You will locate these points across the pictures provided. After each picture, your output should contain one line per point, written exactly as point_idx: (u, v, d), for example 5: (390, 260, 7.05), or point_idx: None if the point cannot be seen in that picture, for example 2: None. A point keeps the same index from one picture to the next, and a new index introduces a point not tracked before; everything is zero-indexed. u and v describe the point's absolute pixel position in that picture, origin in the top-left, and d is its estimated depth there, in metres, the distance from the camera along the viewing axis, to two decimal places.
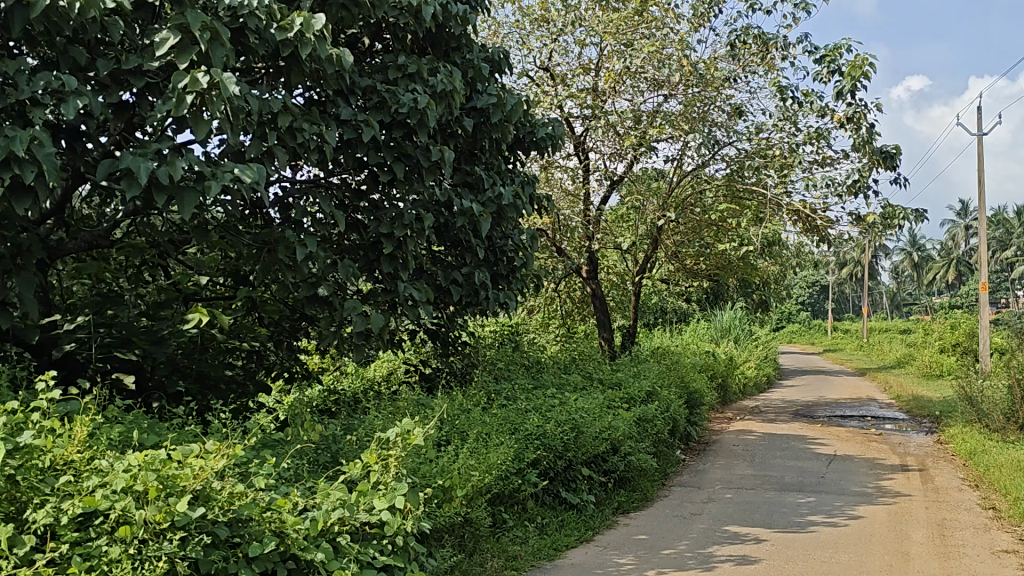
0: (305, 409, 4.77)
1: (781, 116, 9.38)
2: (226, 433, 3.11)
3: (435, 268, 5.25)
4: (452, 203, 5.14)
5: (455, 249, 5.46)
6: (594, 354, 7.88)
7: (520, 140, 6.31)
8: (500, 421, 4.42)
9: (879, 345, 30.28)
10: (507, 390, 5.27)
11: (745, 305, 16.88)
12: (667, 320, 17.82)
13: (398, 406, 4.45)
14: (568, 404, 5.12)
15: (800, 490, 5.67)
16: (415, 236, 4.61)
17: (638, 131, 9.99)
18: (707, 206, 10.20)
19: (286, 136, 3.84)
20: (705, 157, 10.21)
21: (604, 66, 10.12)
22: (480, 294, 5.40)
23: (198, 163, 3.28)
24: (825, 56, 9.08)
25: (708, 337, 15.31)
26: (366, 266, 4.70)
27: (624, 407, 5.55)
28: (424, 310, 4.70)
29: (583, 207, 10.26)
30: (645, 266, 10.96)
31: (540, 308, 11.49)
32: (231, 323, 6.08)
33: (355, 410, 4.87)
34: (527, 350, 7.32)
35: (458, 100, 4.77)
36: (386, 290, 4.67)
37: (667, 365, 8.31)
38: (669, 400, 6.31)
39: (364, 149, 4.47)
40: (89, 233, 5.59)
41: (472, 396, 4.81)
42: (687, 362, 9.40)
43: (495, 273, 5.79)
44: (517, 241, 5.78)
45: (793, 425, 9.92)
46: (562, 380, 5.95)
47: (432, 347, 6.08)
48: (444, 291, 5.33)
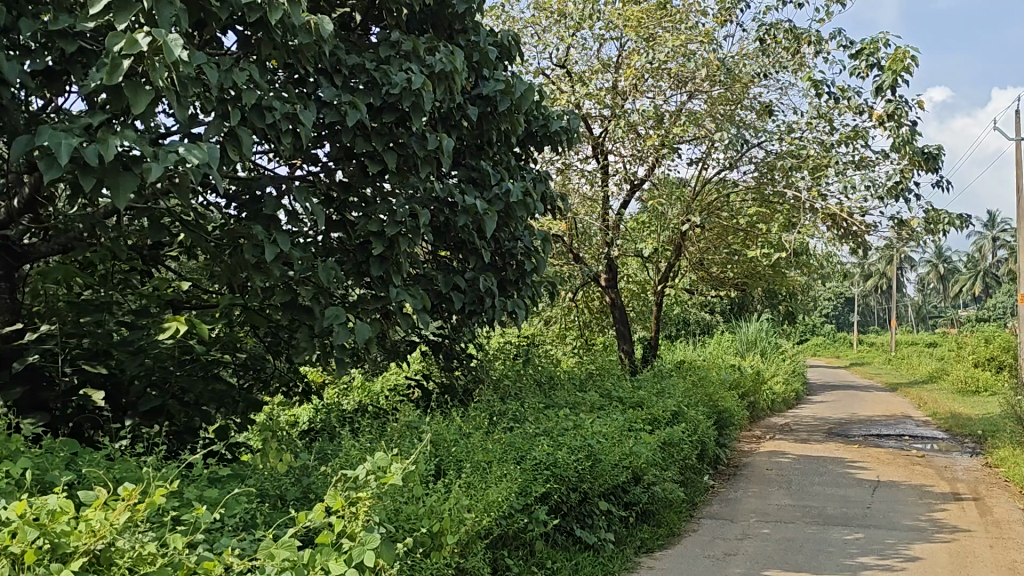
0: (283, 433, 4.22)
1: (814, 114, 8.78)
2: (161, 471, 2.54)
3: (435, 272, 4.70)
4: (454, 200, 4.58)
5: (459, 250, 4.90)
6: (614, 369, 7.30)
7: (532, 134, 5.75)
8: (505, 448, 3.84)
9: (906, 358, 29.51)
10: (516, 411, 4.67)
11: (771, 316, 16.24)
12: (690, 332, 17.19)
13: (386, 430, 3.88)
14: (584, 427, 4.52)
15: (845, 525, 5.06)
16: (409, 234, 4.04)
17: (661, 131, 9.42)
18: (735, 210, 9.61)
19: (254, 115, 3.28)
20: (732, 159, 9.62)
21: (625, 63, 9.56)
22: (487, 302, 4.83)
23: (136, 143, 2.73)
24: (862, 50, 8.47)
25: (733, 349, 14.70)
26: (355, 268, 4.13)
27: (647, 429, 4.94)
28: (420, 319, 4.14)
29: (602, 212, 9.85)
30: (668, 275, 10.38)
31: (557, 319, 10.91)
32: (215, 334, 5.53)
33: (342, 433, 4.31)
34: (541, 364, 6.75)
35: (460, 82, 4.20)
36: (376, 297, 4.11)
37: (693, 380, 7.71)
38: (697, 421, 5.71)
39: (351, 135, 3.91)
40: (65, 238, 5.13)
41: (475, 419, 4.22)
42: (715, 378, 8.80)
43: (502, 279, 5.23)
44: (529, 243, 5.21)
45: (828, 445, 9.29)
46: (578, 398, 5.36)
47: (435, 360, 5.51)
48: (446, 298, 4.77)
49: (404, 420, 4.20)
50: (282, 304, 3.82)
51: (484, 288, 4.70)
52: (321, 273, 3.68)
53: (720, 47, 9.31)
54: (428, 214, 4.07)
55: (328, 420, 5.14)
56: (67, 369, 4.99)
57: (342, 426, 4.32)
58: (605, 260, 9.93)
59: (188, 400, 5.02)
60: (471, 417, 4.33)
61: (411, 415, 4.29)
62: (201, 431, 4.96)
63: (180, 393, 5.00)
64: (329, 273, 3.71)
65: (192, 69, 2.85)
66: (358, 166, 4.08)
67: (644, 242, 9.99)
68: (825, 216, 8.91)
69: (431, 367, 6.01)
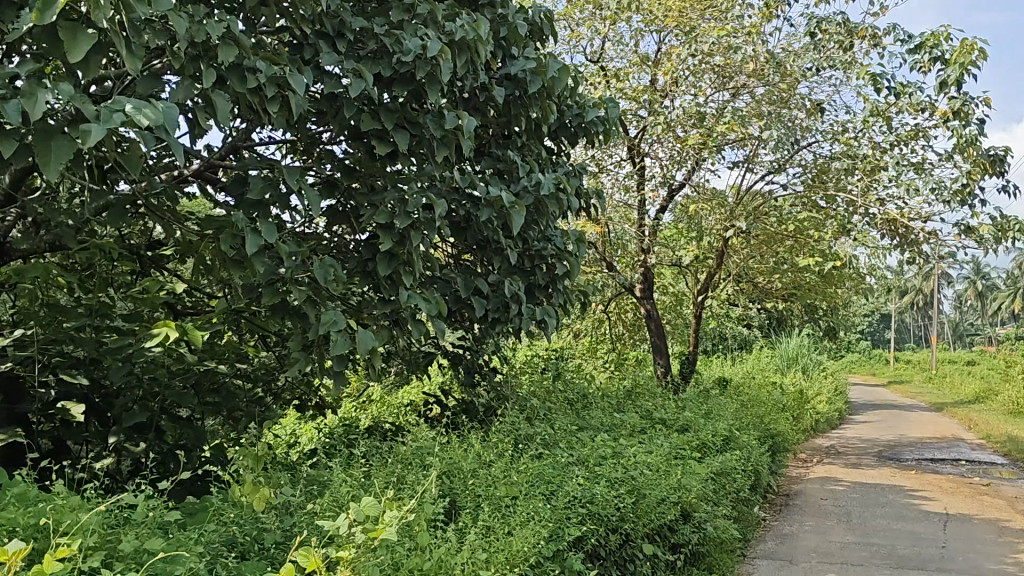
0: (275, 458, 3.66)
1: (870, 113, 8.13)
2: (89, 519, 1.99)
3: (453, 274, 4.12)
4: (475, 191, 4.01)
5: (482, 250, 4.34)
6: (653, 385, 6.69)
7: (567, 123, 5.18)
8: (532, 481, 3.25)
9: (949, 378, 28.53)
10: (546, 435, 4.08)
11: (813, 331, 15.51)
12: (727, 347, 16.51)
13: (392, 460, 3.31)
14: (625, 454, 3.92)
15: (922, 569, 4.41)
16: (423, 227, 3.47)
17: (703, 131, 8.81)
18: (783, 215, 8.97)
19: (234, 77, 2.72)
20: (779, 160, 9.04)
21: (664, 58, 8.96)
22: (512, 310, 4.26)
23: (76, 98, 2.18)
24: (924, 42, 7.83)
25: (773, 366, 14.01)
26: (360, 267, 3.58)
27: (696, 457, 4.33)
28: (435, 327, 3.57)
29: (638, 218, 9.25)
30: (708, 285, 9.74)
31: (588, 331, 10.30)
32: (211, 343, 4.98)
33: (344, 457, 3.74)
34: (573, 380, 6.15)
35: (483, 53, 3.62)
36: (384, 300, 3.54)
37: (740, 399, 7.09)
38: (749, 445, 5.08)
39: (356, 111, 3.35)
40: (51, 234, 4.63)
41: (497, 447, 3.63)
42: (762, 396, 8.15)
43: (531, 284, 4.64)
44: (561, 244, 4.63)
45: (883, 471, 8.59)
46: (616, 419, 4.76)
47: (455, 375, 4.93)
48: (466, 305, 4.20)
49: (419, 445, 3.63)
50: (272, 305, 3.25)
51: (511, 292, 4.13)
52: (318, 275, 3.13)
53: (767, 42, 8.69)
54: (445, 205, 3.52)
55: (335, 441, 4.57)
56: (45, 379, 4.46)
57: (346, 450, 3.75)
58: (641, 269, 9.33)
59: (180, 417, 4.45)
60: (493, 444, 3.74)
61: (427, 440, 3.71)
62: (191, 452, 4.40)
63: (171, 407, 4.44)
64: (328, 276, 3.16)
65: (148, 11, 2.30)
66: (365, 149, 3.53)
67: (682, 250, 9.38)
68: (881, 222, 8.25)
69: (452, 381, 5.44)
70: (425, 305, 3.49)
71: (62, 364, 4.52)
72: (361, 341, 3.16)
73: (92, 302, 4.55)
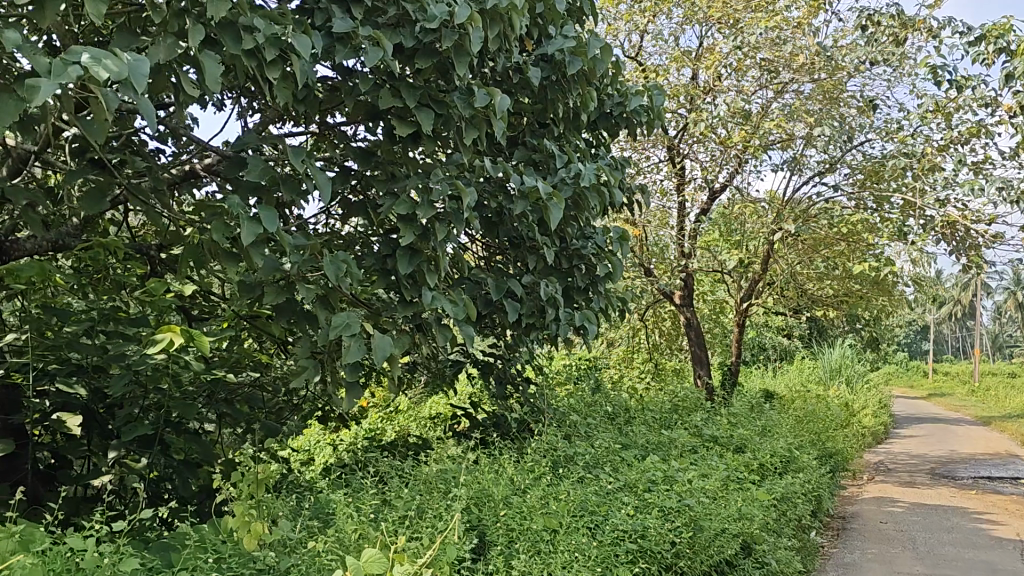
0: (284, 481, 3.27)
1: (929, 108, 7.62)
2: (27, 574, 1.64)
3: (484, 275, 3.71)
4: (509, 182, 3.59)
5: (515, 249, 3.93)
6: (698, 398, 6.23)
7: (608, 113, 4.74)
8: (572, 513, 2.90)
9: (995, 391, 27.63)
10: (587, 456, 3.69)
11: (856, 341, 14.92)
12: (766, 358, 15.95)
13: (415, 488, 2.96)
14: (676, 479, 3.53)
15: None
16: (449, 220, 3.06)
17: (748, 129, 8.33)
18: (833, 218, 8.48)
19: (226, 35, 2.31)
20: (830, 160, 8.57)
21: (706, 53, 8.49)
22: (549, 315, 3.84)
23: (24, 47, 1.78)
24: (988, 33, 7.31)
25: (815, 378, 13.45)
26: (378, 265, 3.17)
27: (754, 481, 3.93)
28: (461, 332, 3.15)
29: (678, 221, 8.83)
30: (752, 292, 9.26)
31: (623, 341, 9.83)
32: (221, 350, 4.59)
33: (361, 478, 3.36)
34: (613, 392, 5.72)
35: (518, 24, 3.20)
36: (405, 302, 3.12)
37: (791, 414, 6.61)
38: (808, 468, 4.62)
39: (372, 86, 2.94)
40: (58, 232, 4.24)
41: (534, 471, 3.27)
42: (813, 410, 7.64)
43: (568, 287, 4.23)
44: (602, 241, 4.20)
45: (942, 491, 8.06)
46: (663, 437, 4.35)
47: (486, 386, 4.52)
48: (498, 309, 3.78)
49: (445, 467, 3.27)
50: (275, 307, 2.83)
51: (547, 294, 3.71)
52: (328, 274, 2.70)
53: (817, 35, 8.19)
54: (474, 194, 3.10)
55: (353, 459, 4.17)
56: (39, 388, 4.09)
57: (366, 470, 3.39)
58: (681, 276, 8.86)
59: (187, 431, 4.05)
60: (529, 467, 3.38)
61: (456, 461, 3.34)
62: (198, 468, 4.00)
63: (176, 420, 4.02)
64: (340, 275, 2.73)
65: None
66: (383, 130, 3.11)
67: (724, 257, 8.90)
68: (941, 225, 7.74)
69: (482, 394, 5.02)
70: (450, 309, 3.07)
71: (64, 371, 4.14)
72: (378, 349, 2.73)
73: (96, 304, 4.22)
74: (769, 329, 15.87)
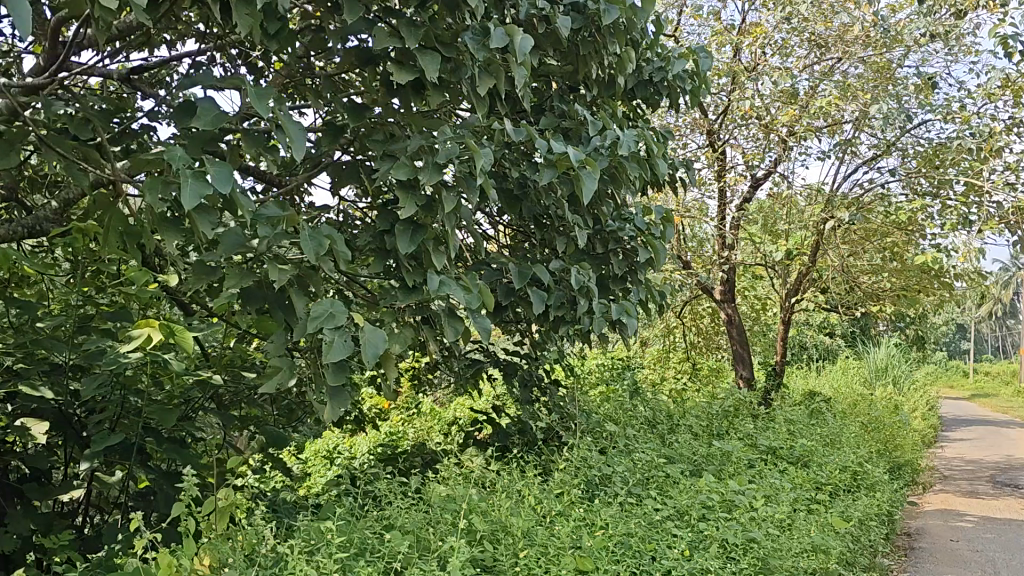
0: (265, 505, 2.75)
1: (998, 83, 6.94)
2: None
3: (505, 260, 3.15)
4: (534, 147, 3.02)
5: (541, 230, 3.37)
6: (745, 403, 5.63)
7: (646, 79, 4.16)
8: (614, 551, 2.52)
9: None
10: (628, 476, 3.24)
11: (902, 341, 14.17)
12: (808, 359, 15.25)
13: (418, 515, 2.50)
14: (734, 505, 3.18)
15: None
16: (461, 186, 2.49)
17: (797, 109, 7.70)
18: (889, 207, 7.83)
19: None
20: (884, 144, 7.96)
21: (750, 28, 7.87)
22: (581, 307, 3.27)
23: None
24: None
25: (861, 378, 12.75)
26: (375, 243, 2.62)
27: (822, 503, 3.51)
28: (478, 326, 2.59)
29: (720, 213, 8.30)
30: (798, 287, 8.62)
31: (658, 339, 9.21)
32: (211, 348, 4.07)
33: (356, 500, 2.86)
34: (652, 395, 5.15)
35: None
36: (409, 288, 2.57)
37: (848, 420, 5.99)
38: (875, 487, 4.08)
39: (363, 19, 2.38)
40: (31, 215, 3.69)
41: (562, 497, 2.81)
42: (869, 414, 7.00)
43: (604, 276, 3.67)
44: (642, 222, 3.61)
45: (1010, 502, 7.39)
46: (714, 451, 3.86)
47: (509, 389, 3.96)
48: (520, 298, 3.23)
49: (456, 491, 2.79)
50: (240, 294, 2.26)
51: (580, 282, 3.15)
52: (307, 251, 2.16)
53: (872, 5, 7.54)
54: (491, 157, 2.53)
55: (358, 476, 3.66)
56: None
57: (365, 490, 2.91)
58: (722, 270, 8.25)
59: (169, 442, 3.52)
60: (557, 493, 2.92)
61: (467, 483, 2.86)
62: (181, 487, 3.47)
63: (152, 429, 3.46)
64: (321, 253, 2.19)
65: None
66: (380, 79, 2.54)
67: (768, 249, 8.28)
68: (1012, 211, 7.07)
69: (505, 398, 4.47)
70: (459, 297, 2.52)
71: (36, 371, 3.63)
72: (368, 343, 2.18)
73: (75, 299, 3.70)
74: (810, 328, 15.21)
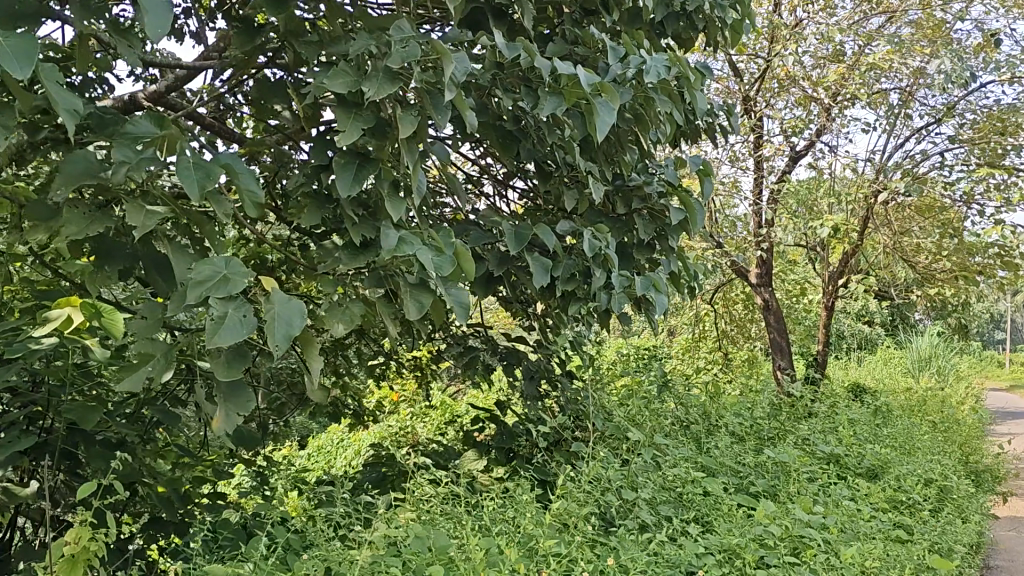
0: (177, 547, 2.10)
1: None
2: None
3: (498, 219, 2.45)
4: (532, 68, 2.31)
5: (546, 184, 2.67)
6: (790, 399, 4.90)
7: (679, 8, 3.43)
8: None
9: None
10: (675, 507, 2.79)
11: (945, 329, 13.32)
12: (845, 348, 14.41)
13: (376, 566, 1.91)
14: (802, 542, 2.68)
15: None
16: (425, 102, 1.78)
17: (845, 68, 6.92)
18: (946, 179, 7.05)
19: None
20: (940, 109, 7.15)
21: None
22: (595, 281, 2.58)
23: None
24: None
25: (903, 369, 11.93)
26: (313, 184, 1.91)
27: (907, 535, 3.00)
28: (452, 296, 1.91)
29: (757, 189, 7.54)
30: (842, 270, 7.86)
31: (687, 326, 8.47)
32: None
33: (303, 535, 2.22)
34: (683, 387, 4.44)
35: None
36: (355, 247, 1.89)
37: (906, 417, 5.24)
38: (951, 510, 3.46)
39: None
40: None
41: (574, 539, 2.25)
42: (929, 411, 6.22)
43: (625, 244, 2.96)
44: (674, 177, 2.89)
45: None
46: (775, 465, 3.35)
47: (512, 384, 3.28)
48: (517, 267, 2.53)
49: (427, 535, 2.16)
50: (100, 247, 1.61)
51: (594, 247, 2.45)
52: (181, 186, 1.48)
53: None
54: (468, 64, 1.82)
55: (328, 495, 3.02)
56: None
57: (314, 525, 2.28)
58: (759, 250, 7.49)
59: (96, 451, 2.84)
60: (562, 529, 2.33)
61: (444, 520, 2.22)
62: (109, 512, 2.80)
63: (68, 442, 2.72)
64: (206, 189, 1.51)
65: None
66: None
67: (810, 228, 7.51)
68: None
69: (511, 394, 3.78)
70: (426, 260, 1.84)
71: None
72: (276, 321, 1.49)
73: None
74: (847, 316, 14.40)
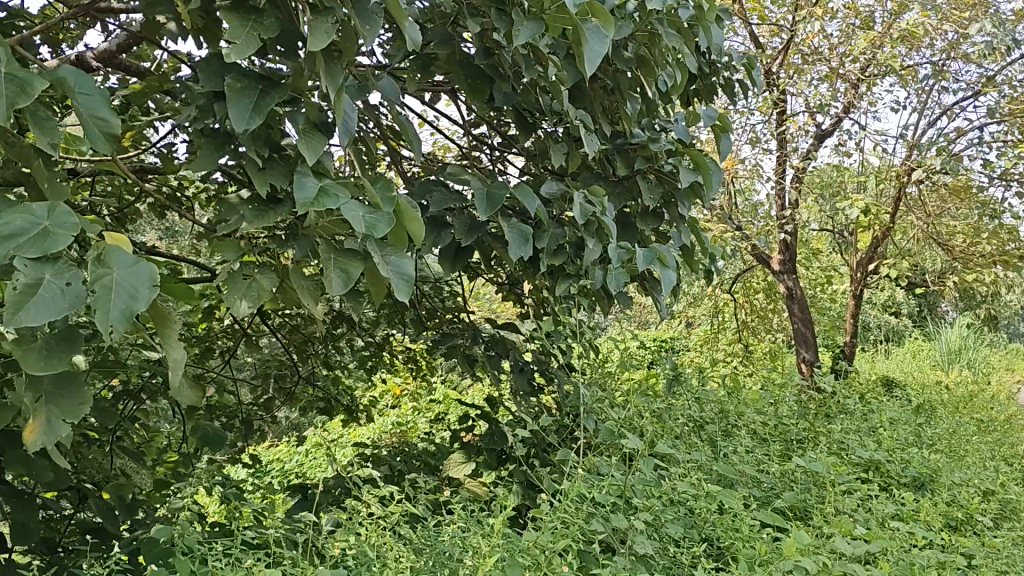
0: None
1: None
2: None
3: (469, 177, 2.00)
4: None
5: (529, 136, 2.22)
6: (818, 395, 4.44)
7: None
8: None
9: None
10: (687, 534, 2.34)
11: (975, 319, 12.77)
12: (870, 339, 13.88)
13: None
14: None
15: None
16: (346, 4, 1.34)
17: (875, 38, 6.42)
18: (985, 157, 6.53)
19: None
20: (976, 82, 6.64)
21: None
22: (589, 255, 2.14)
23: None
24: None
25: (932, 362, 11.41)
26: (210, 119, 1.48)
27: (961, 560, 2.55)
28: (400, 264, 1.47)
29: (779, 169, 7.06)
30: (870, 256, 7.37)
31: (706, 316, 8.00)
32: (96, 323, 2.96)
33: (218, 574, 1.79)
34: (699, 381, 3.98)
35: None
36: (265, 199, 1.46)
37: (945, 416, 4.77)
38: (1006, 526, 3.02)
39: None
40: None
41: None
42: (967, 407, 5.73)
43: (626, 211, 2.51)
44: (683, 133, 2.45)
45: None
46: (804, 476, 2.91)
47: (505, 377, 2.84)
48: (495, 236, 2.10)
49: (372, 569, 1.75)
50: None
51: (586, 212, 2.01)
52: None
53: None
54: None
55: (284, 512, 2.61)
56: None
57: (236, 559, 1.84)
58: (783, 233, 7.02)
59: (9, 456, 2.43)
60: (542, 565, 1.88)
61: (398, 551, 1.82)
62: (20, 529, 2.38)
63: None
64: (16, 107, 1.09)
65: None
66: None
67: (837, 210, 7.03)
68: None
69: (503, 390, 3.35)
70: (355, 217, 1.40)
71: None
72: (111, 289, 1.06)
73: None
74: (872, 306, 13.89)
